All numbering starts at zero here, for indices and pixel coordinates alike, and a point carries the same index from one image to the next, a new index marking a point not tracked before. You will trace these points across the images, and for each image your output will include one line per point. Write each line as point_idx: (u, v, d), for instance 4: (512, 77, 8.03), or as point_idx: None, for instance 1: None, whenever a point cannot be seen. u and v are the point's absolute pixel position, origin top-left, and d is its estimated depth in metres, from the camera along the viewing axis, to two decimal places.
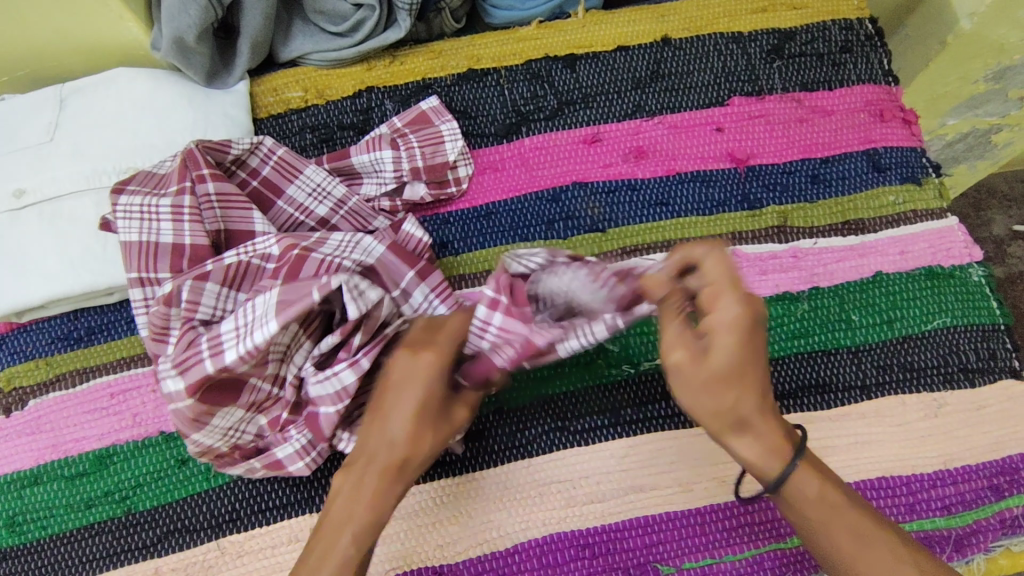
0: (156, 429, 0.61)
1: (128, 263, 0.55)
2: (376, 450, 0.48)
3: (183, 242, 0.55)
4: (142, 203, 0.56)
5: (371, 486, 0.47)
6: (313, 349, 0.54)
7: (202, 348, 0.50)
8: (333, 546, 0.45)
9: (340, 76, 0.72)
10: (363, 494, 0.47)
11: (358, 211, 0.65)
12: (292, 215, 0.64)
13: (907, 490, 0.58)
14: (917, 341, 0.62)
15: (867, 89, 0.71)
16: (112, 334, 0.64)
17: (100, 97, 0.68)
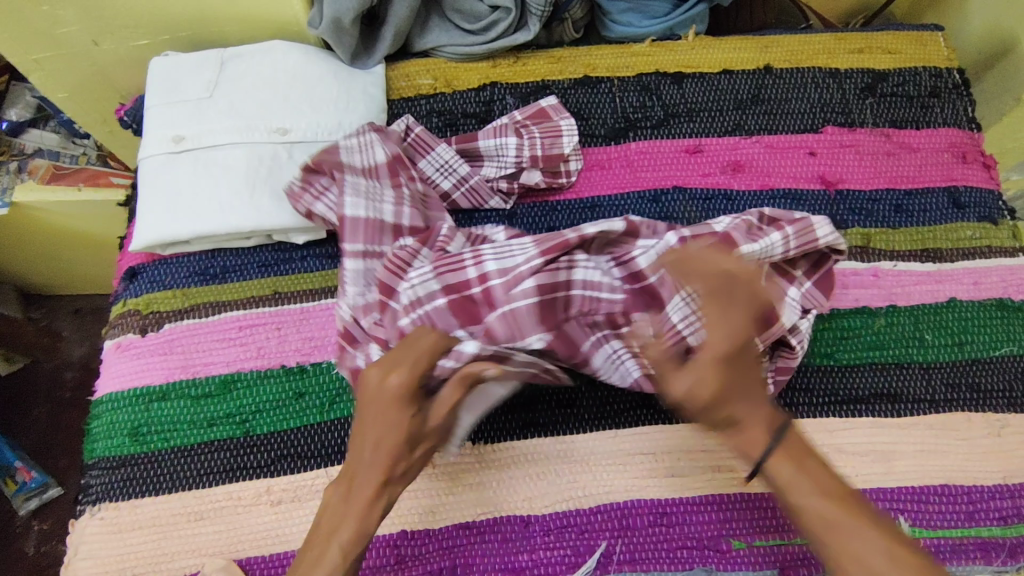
0: (279, 362, 0.67)
1: (354, 234, 0.64)
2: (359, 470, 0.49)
3: (404, 223, 0.66)
4: (366, 186, 0.67)
5: (353, 506, 0.48)
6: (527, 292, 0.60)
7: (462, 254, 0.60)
8: (323, 554, 0.46)
9: (467, 70, 0.79)
10: (352, 507, 0.48)
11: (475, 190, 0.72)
12: None
13: (967, 498, 0.62)
14: (985, 364, 0.67)
15: (952, 133, 0.76)
16: (245, 274, 0.71)
17: (256, 63, 0.75)
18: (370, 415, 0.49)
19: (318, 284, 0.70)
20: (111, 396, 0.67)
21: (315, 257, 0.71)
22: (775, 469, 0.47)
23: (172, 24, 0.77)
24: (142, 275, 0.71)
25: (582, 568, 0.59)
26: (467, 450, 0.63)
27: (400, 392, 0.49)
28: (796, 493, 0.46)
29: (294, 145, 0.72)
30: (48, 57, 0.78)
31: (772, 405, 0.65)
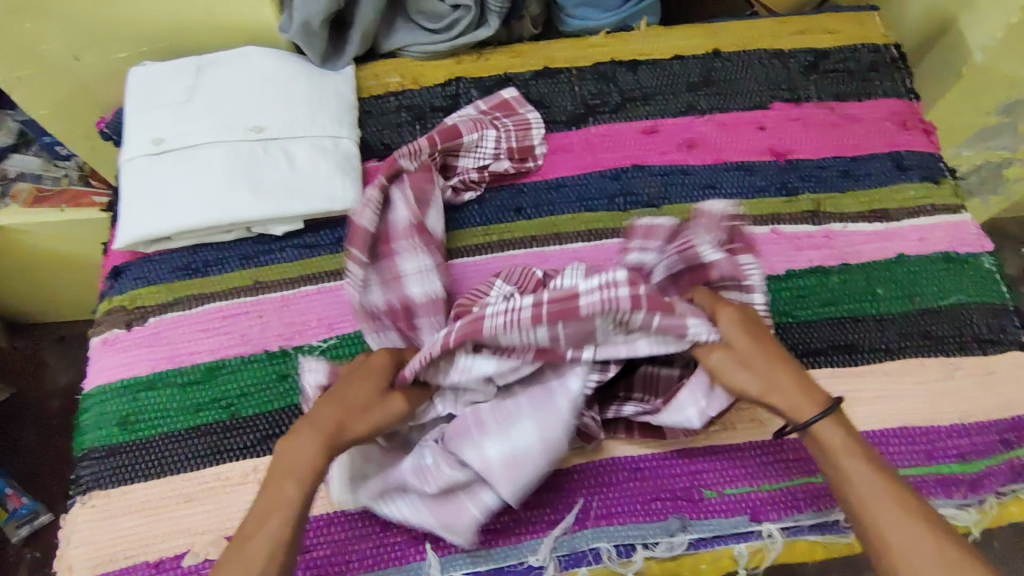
0: (262, 348, 0.69)
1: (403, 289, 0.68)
2: (321, 417, 0.55)
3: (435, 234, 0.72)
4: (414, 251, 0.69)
5: (317, 435, 0.54)
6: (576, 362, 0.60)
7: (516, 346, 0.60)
8: (279, 490, 0.52)
9: (433, 68, 0.84)
10: (303, 446, 0.53)
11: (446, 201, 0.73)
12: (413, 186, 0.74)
13: (926, 439, 0.65)
14: (935, 313, 0.70)
15: (892, 103, 0.81)
16: (227, 267, 0.73)
17: (231, 68, 0.79)
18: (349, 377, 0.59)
19: (297, 272, 0.73)
20: (99, 388, 0.69)
21: (294, 247, 0.74)
22: (821, 433, 0.55)
23: (149, 35, 0.81)
24: (126, 273, 0.74)
25: (561, 524, 0.61)
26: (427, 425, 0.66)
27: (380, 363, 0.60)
28: (845, 466, 0.53)
29: (270, 141, 0.75)
30: (29, 74, 0.81)
31: None
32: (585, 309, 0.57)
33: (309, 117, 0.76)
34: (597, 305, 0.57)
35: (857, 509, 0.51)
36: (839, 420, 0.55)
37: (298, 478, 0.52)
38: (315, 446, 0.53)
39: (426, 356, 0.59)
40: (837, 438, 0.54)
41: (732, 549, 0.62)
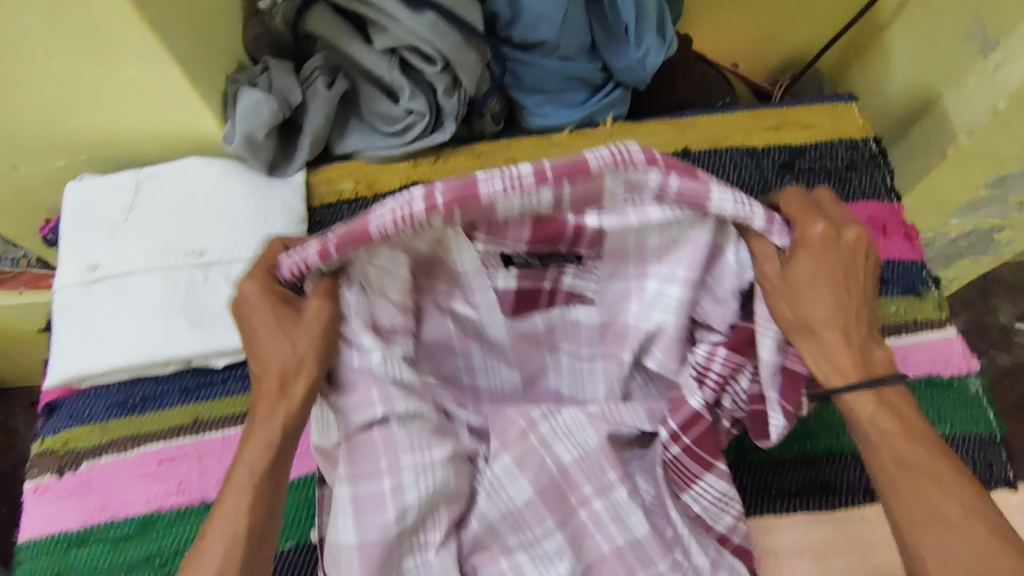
0: (199, 497, 0.65)
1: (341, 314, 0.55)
2: (276, 366, 0.51)
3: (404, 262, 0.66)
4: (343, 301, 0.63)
5: (287, 398, 0.50)
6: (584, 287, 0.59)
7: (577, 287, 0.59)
8: (236, 505, 0.49)
9: (387, 172, 0.79)
10: (239, 482, 0.50)
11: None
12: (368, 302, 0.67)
13: None
14: None
15: (872, 205, 0.77)
16: (164, 403, 0.69)
17: (172, 183, 0.74)
18: (253, 337, 0.51)
19: (238, 408, 0.69)
20: (28, 543, 0.65)
21: (236, 379, 0.70)
22: (851, 400, 0.51)
23: (86, 145, 0.76)
24: (60, 410, 0.70)
25: None
26: None
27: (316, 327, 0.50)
28: (871, 437, 0.50)
29: (211, 266, 0.70)
30: None
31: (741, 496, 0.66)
32: (594, 163, 0.46)
33: (253, 237, 0.72)
34: (608, 162, 0.46)
35: (872, 455, 0.50)
36: (876, 390, 0.50)
37: (261, 440, 0.50)
38: (262, 403, 0.51)
39: (424, 297, 0.55)
40: (867, 404, 0.50)
41: None
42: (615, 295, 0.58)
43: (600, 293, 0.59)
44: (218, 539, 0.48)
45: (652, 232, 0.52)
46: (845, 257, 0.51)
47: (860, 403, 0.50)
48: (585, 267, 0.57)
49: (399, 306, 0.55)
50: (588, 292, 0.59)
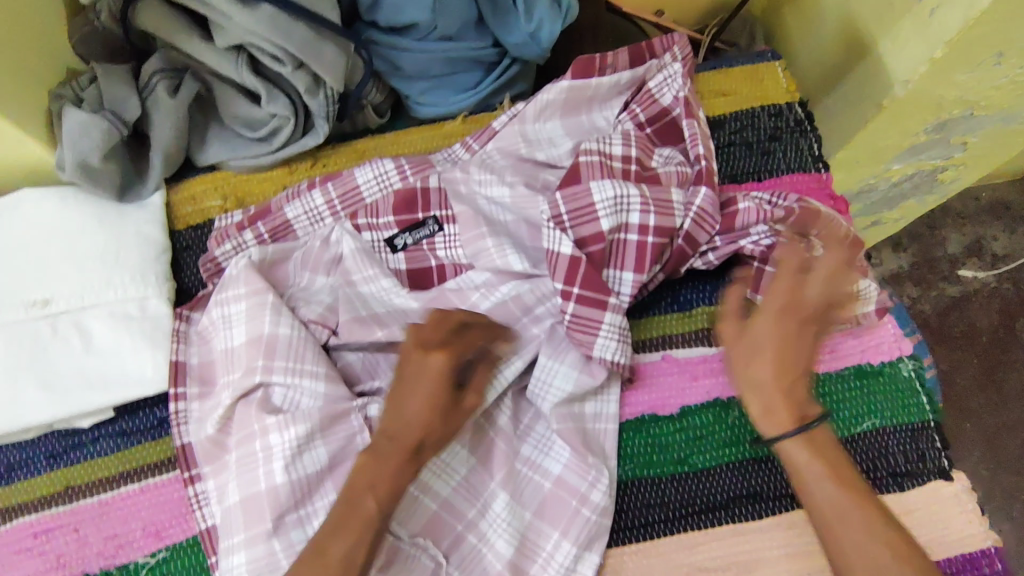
0: (81, 570, 0.60)
1: (253, 355, 0.59)
2: (397, 432, 0.52)
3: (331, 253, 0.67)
4: (218, 318, 0.63)
5: (389, 460, 0.51)
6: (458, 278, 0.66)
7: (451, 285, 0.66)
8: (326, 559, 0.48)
9: (260, 182, 0.70)
10: (377, 484, 0.51)
11: (264, 404, 0.58)
12: (222, 321, 0.63)
13: None
14: (847, 444, 0.63)
15: (796, 179, 0.70)
16: (33, 470, 0.63)
17: (6, 223, 0.64)
18: (403, 382, 0.53)
19: (111, 470, 0.62)
20: None
21: (107, 437, 0.63)
22: (786, 453, 0.53)
23: None
24: None
25: None
26: None
27: (446, 364, 0.53)
28: (811, 488, 0.52)
29: (58, 316, 0.62)
30: None
31: (667, 509, 0.61)
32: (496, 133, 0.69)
33: (103, 279, 0.63)
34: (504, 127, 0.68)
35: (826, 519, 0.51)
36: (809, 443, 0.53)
37: (388, 490, 0.51)
38: (386, 466, 0.51)
39: (384, 181, 0.68)
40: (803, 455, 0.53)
41: None
42: (547, 100, 0.68)
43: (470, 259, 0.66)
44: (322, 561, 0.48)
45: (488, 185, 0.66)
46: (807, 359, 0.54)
47: (821, 445, 0.53)
48: (451, 235, 0.67)
49: (367, 182, 0.68)
50: (463, 260, 0.66)
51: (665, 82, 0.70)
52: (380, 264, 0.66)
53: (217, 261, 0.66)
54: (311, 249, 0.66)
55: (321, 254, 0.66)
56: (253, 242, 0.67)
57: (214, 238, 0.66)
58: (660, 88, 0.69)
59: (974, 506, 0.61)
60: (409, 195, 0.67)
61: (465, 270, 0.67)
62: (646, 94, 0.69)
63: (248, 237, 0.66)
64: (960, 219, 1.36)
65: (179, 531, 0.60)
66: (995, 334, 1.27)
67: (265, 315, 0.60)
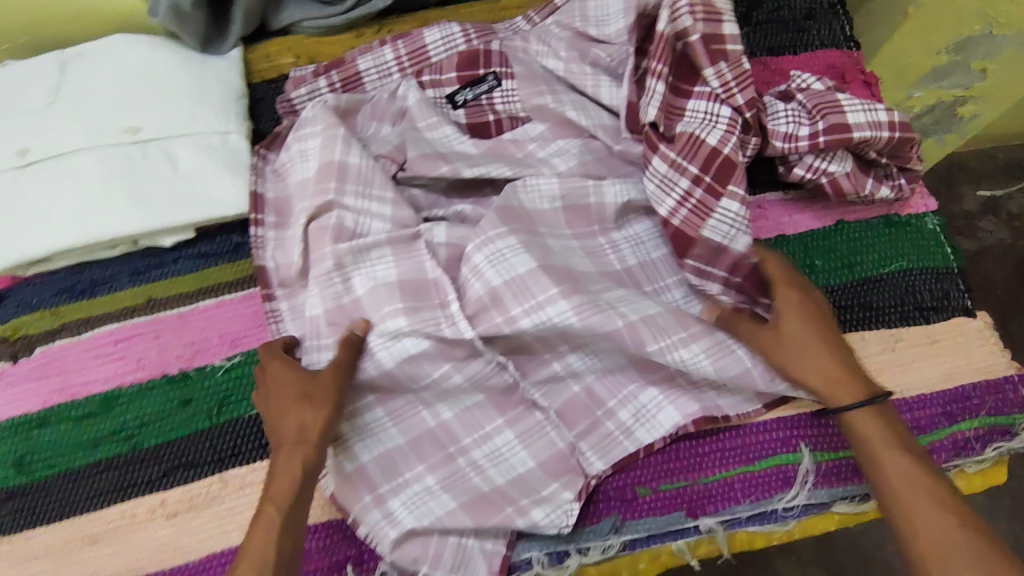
0: (160, 372, 0.64)
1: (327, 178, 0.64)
2: (281, 440, 0.55)
3: (401, 105, 0.71)
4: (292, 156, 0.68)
5: (280, 461, 0.54)
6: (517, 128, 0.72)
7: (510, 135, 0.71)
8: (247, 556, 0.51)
9: (329, 43, 0.76)
10: (275, 481, 0.54)
11: (339, 230, 0.62)
12: (300, 152, 0.67)
13: None
14: (875, 283, 0.67)
15: (829, 54, 0.76)
16: (116, 285, 0.67)
17: (102, 63, 0.70)
18: (262, 399, 0.58)
19: (191, 286, 0.67)
20: None
21: (188, 258, 0.68)
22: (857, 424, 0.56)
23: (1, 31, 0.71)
24: (9, 298, 0.68)
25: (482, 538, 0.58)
26: None
27: (280, 371, 0.58)
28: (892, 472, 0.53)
29: (148, 143, 0.67)
30: None
31: None
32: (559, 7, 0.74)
33: (190, 113, 0.69)
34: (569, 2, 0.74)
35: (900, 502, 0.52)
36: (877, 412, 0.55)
37: (284, 486, 0.53)
38: (281, 463, 0.54)
39: (450, 43, 0.74)
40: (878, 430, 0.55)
41: (670, 546, 0.60)
42: None
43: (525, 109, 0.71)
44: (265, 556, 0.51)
45: (544, 53, 0.72)
46: (821, 333, 0.58)
47: (885, 419, 0.55)
48: (508, 90, 0.72)
49: (435, 43, 0.74)
50: (519, 113, 0.72)
51: (671, 18, 0.66)
52: (443, 115, 0.71)
53: (293, 103, 0.72)
54: (378, 102, 0.71)
55: (392, 104, 0.71)
56: (326, 89, 0.72)
57: (293, 81, 0.72)
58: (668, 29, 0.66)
59: (996, 340, 0.65)
60: (472, 55, 0.72)
61: (521, 122, 0.72)
62: (657, 43, 0.65)
63: (322, 83, 0.72)
64: (971, 176, 1.38)
65: (254, 340, 0.65)
66: (1007, 286, 1.29)
67: (337, 143, 0.65)
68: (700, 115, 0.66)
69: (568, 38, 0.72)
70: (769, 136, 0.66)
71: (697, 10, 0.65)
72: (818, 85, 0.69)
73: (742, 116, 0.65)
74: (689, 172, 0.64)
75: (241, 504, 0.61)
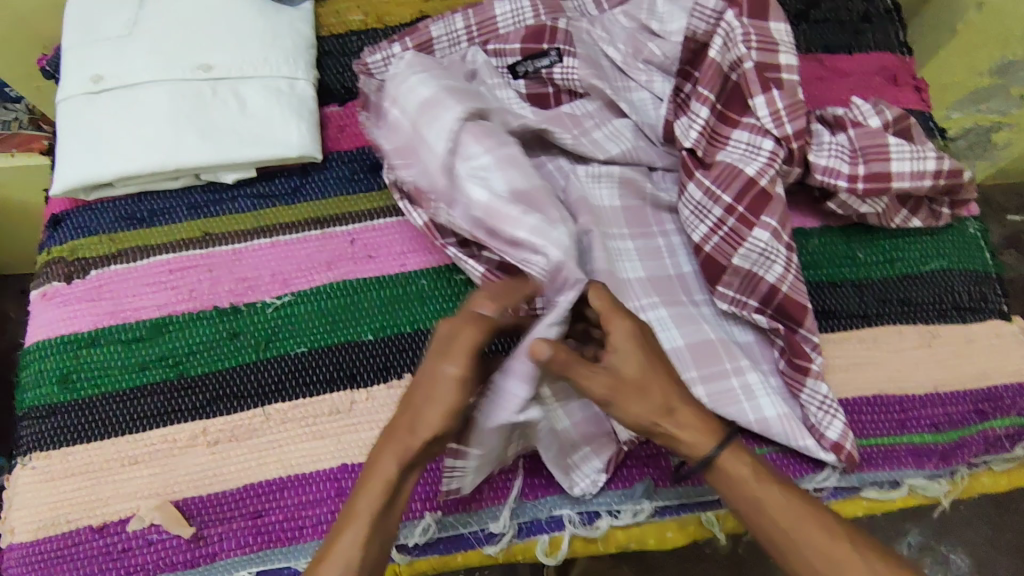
0: (211, 304, 0.65)
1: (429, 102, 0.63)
2: (406, 436, 0.48)
3: (472, 69, 0.72)
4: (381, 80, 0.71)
5: (391, 451, 0.48)
6: (578, 104, 0.72)
7: (574, 109, 0.71)
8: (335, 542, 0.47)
9: (398, 4, 0.77)
10: (377, 472, 0.48)
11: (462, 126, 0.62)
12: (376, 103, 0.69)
13: (916, 406, 0.63)
14: (916, 280, 0.68)
15: (883, 57, 0.77)
16: (173, 218, 0.69)
17: (179, 1, 0.72)
18: (428, 369, 0.48)
19: (248, 224, 0.68)
20: (41, 343, 0.65)
21: (246, 197, 0.70)
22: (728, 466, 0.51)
23: None
24: (66, 223, 0.69)
25: (516, 490, 0.59)
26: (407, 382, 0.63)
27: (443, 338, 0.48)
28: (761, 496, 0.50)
29: (219, 81, 0.69)
30: None
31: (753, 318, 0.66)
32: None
33: (261, 56, 0.70)
34: None
35: (784, 533, 0.50)
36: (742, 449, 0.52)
37: (382, 480, 0.48)
38: (389, 456, 0.48)
39: (519, 16, 0.74)
40: (746, 470, 0.51)
41: (699, 517, 0.61)
42: None
43: (587, 86, 0.71)
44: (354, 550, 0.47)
45: (606, 36, 0.74)
46: (666, 376, 0.50)
47: (724, 472, 0.51)
48: (570, 66, 0.72)
49: (505, 14, 0.74)
50: (578, 88, 0.72)
51: (725, 46, 0.63)
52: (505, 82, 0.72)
53: (369, 69, 0.72)
54: (453, 64, 0.72)
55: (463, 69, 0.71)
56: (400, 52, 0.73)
57: (366, 50, 0.72)
58: (722, 57, 0.63)
59: None
60: (539, 29, 0.73)
61: (580, 95, 0.73)
62: (707, 69, 0.64)
63: (397, 49, 0.72)
64: (999, 211, 1.34)
65: (305, 282, 0.66)
66: None
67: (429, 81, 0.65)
68: (743, 146, 0.63)
69: (633, 21, 0.74)
70: (810, 169, 0.63)
71: (753, 42, 0.62)
72: (874, 122, 0.63)
73: (786, 148, 0.62)
74: (723, 201, 0.62)
75: (281, 438, 0.61)
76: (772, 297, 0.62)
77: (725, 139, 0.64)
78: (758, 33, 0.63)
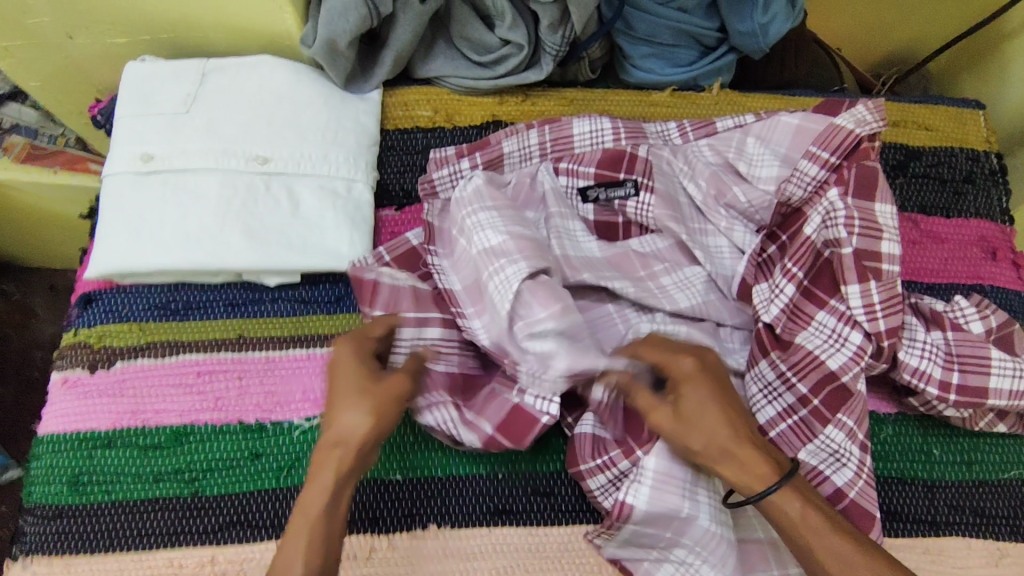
0: (235, 417, 0.62)
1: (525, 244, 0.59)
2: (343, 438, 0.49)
3: (540, 190, 0.68)
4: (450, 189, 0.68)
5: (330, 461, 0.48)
6: (646, 240, 0.67)
7: (640, 246, 0.66)
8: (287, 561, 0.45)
9: (471, 105, 0.73)
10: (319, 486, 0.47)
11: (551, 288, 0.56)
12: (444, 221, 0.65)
13: None
14: (992, 488, 0.62)
15: (983, 225, 0.71)
16: (208, 313, 0.65)
17: (243, 81, 0.68)
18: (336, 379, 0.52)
19: (285, 331, 0.65)
20: (55, 436, 0.61)
21: (286, 300, 0.66)
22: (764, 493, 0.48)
23: (150, 28, 0.70)
24: (97, 304, 0.65)
25: None
26: (430, 534, 0.58)
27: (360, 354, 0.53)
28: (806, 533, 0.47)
29: (273, 176, 0.66)
30: (14, 46, 0.71)
31: None
32: (719, 129, 0.70)
33: (321, 153, 0.67)
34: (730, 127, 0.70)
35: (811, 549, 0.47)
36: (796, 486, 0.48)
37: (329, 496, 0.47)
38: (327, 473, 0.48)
39: (597, 138, 0.70)
40: (795, 503, 0.47)
41: None
42: (779, 120, 0.67)
43: (657, 224, 0.66)
44: (292, 555, 0.45)
45: (689, 167, 0.68)
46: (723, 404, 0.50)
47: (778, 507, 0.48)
48: (645, 203, 0.66)
49: (582, 135, 0.70)
50: (650, 225, 0.67)
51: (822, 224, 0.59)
52: (572, 210, 0.67)
53: (435, 184, 0.69)
54: (520, 183, 0.67)
55: (530, 191, 0.67)
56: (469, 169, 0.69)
57: (435, 161, 0.69)
58: (817, 235, 0.59)
59: None
60: (617, 155, 0.67)
61: (649, 231, 0.67)
62: (800, 245, 0.60)
63: (465, 165, 0.69)
64: None
65: None
66: None
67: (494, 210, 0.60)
68: (827, 332, 0.58)
69: (719, 155, 0.68)
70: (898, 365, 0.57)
71: (854, 225, 0.57)
72: (977, 327, 0.59)
73: (876, 343, 0.56)
74: (797, 390, 0.57)
75: None
76: (837, 500, 0.55)
77: (807, 319, 0.58)
78: (862, 213, 0.58)
